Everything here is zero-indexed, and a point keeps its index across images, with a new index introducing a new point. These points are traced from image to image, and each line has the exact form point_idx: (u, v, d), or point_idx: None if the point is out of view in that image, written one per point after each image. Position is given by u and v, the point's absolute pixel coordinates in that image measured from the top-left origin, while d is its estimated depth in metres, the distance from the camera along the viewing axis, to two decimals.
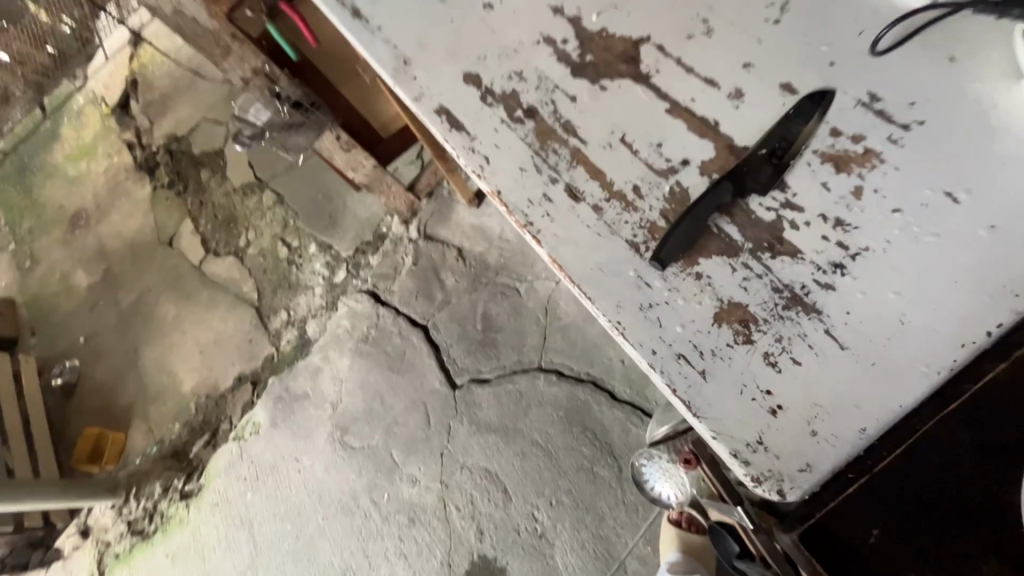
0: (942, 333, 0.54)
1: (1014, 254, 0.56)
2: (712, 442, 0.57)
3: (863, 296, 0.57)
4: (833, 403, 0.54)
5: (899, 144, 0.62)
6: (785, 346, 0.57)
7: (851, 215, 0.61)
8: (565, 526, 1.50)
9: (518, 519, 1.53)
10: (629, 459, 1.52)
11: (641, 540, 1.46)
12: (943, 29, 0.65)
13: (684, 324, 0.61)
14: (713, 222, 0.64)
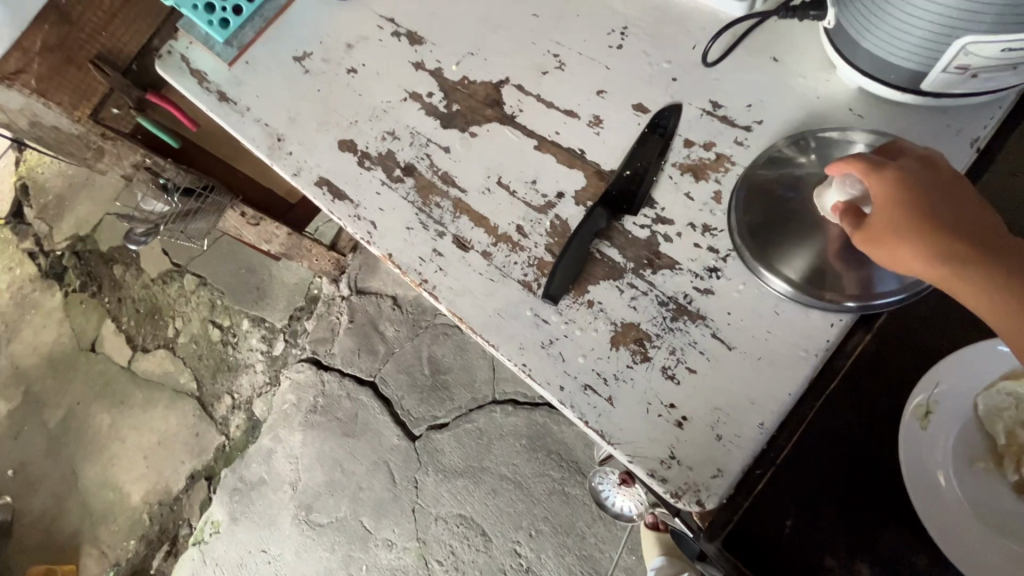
0: (813, 316, 0.57)
1: None
2: (630, 465, 0.57)
3: (740, 294, 0.60)
4: (731, 404, 0.56)
5: (745, 145, 0.66)
6: (679, 357, 0.59)
7: (715, 219, 0.64)
8: (549, 555, 1.48)
9: (501, 559, 1.50)
10: None
11: (625, 552, 1.46)
12: (763, 32, 0.71)
13: (585, 354, 0.62)
14: (595, 247, 0.66)
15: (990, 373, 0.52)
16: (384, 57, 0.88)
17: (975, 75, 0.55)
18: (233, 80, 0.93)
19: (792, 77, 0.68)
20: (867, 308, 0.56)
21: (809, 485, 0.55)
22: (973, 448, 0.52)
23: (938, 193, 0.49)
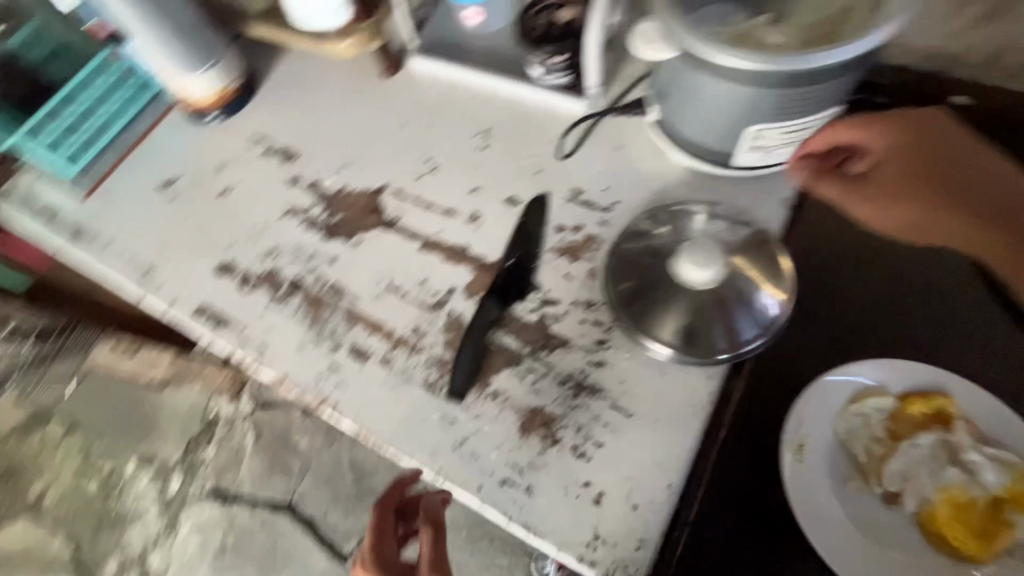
0: (694, 371, 0.62)
1: None
2: (560, 555, 0.57)
3: (628, 362, 0.64)
4: (640, 470, 0.59)
5: (608, 224, 0.74)
6: (585, 434, 0.61)
7: (595, 295, 0.69)
8: None
9: None
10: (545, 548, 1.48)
11: None
12: (606, 125, 0.80)
13: (498, 448, 0.62)
14: (491, 338, 0.68)
15: (842, 393, 0.56)
16: (259, 176, 0.88)
17: (766, 152, 0.66)
18: (91, 215, 0.88)
19: (636, 161, 0.77)
20: (740, 353, 0.61)
21: (730, 540, 0.55)
22: (844, 467, 0.54)
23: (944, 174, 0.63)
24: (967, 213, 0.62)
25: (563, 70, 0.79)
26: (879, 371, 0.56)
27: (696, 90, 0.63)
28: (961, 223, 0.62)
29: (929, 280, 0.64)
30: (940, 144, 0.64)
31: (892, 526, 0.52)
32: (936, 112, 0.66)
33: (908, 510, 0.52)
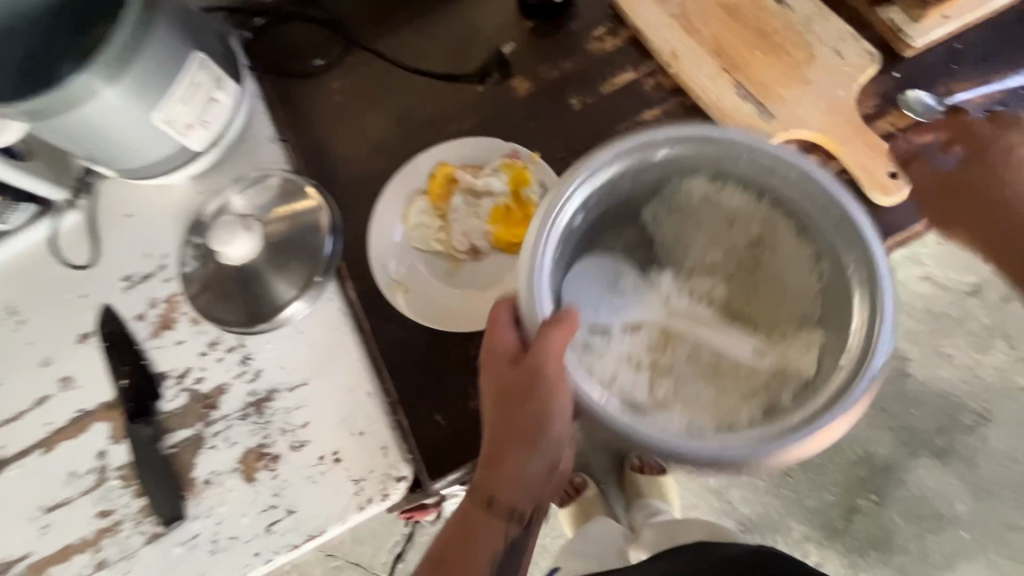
0: (318, 307, 0.67)
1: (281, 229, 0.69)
2: (351, 524, 0.59)
3: (273, 349, 0.66)
4: (343, 407, 0.61)
5: (172, 276, 0.72)
6: (290, 428, 0.62)
7: (211, 333, 0.69)
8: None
9: None
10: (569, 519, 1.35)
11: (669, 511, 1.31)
12: (105, 208, 0.77)
13: (244, 510, 0.61)
14: (167, 447, 0.65)
15: (395, 222, 0.65)
16: None
17: (205, 122, 0.68)
18: None
19: (152, 212, 0.75)
20: (328, 263, 0.67)
21: (430, 377, 0.61)
22: (439, 264, 0.64)
23: (716, 43, 0.64)
24: (807, 69, 0.61)
25: (12, 207, 0.72)
26: (399, 188, 0.65)
27: (111, 141, 0.63)
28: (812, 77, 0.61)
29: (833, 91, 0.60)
30: (704, 44, 0.64)
31: (492, 268, 0.63)
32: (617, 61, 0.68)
33: (489, 249, 0.63)
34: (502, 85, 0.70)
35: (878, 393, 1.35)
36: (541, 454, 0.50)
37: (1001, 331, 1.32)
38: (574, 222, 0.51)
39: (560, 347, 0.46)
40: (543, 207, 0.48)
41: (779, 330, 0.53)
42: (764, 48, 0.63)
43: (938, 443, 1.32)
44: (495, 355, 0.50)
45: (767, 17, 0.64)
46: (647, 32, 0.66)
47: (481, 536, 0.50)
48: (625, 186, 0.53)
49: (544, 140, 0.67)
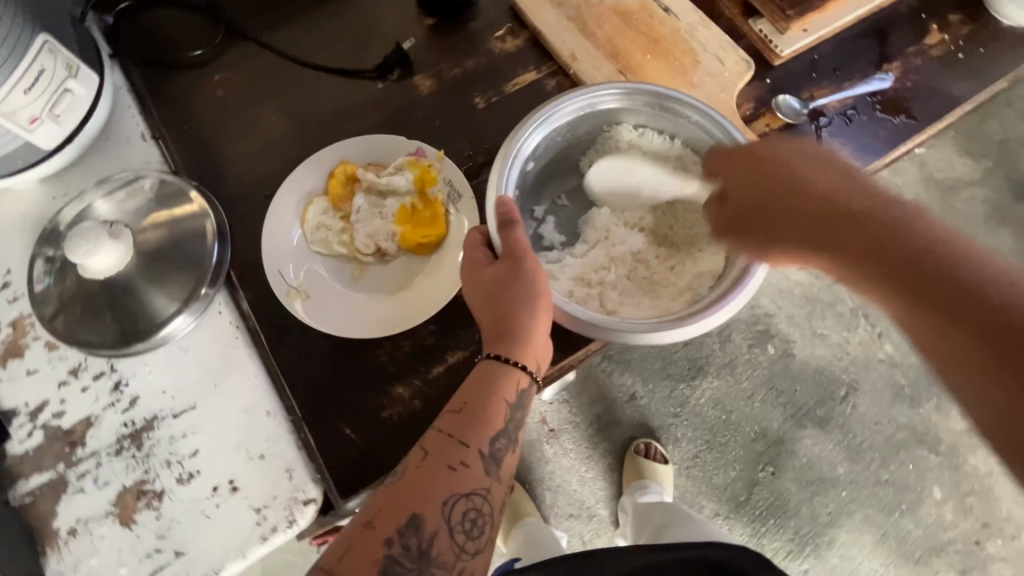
0: (205, 322, 0.60)
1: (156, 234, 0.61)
2: (252, 559, 0.53)
3: (152, 372, 0.59)
4: (237, 430, 0.56)
5: (19, 297, 0.61)
6: (176, 460, 0.55)
7: (73, 359, 0.59)
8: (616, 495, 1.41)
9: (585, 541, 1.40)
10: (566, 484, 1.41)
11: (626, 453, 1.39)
12: None
13: (121, 560, 0.53)
14: (19, 496, 0.55)
15: (291, 226, 0.60)
16: None
17: (55, 115, 0.59)
18: None
19: None
20: (217, 271, 0.60)
21: (338, 388, 0.57)
22: (344, 268, 0.60)
23: (611, 45, 0.67)
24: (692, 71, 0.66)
25: None
26: (295, 187, 0.61)
27: None
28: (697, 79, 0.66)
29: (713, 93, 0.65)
30: (601, 46, 0.67)
31: (401, 270, 0.60)
32: (520, 61, 0.69)
33: (396, 251, 0.61)
34: (405, 82, 0.68)
35: (768, 373, 1.50)
36: (530, 351, 0.53)
37: (862, 311, 1.53)
38: (527, 166, 0.61)
39: (524, 240, 0.54)
40: (521, 125, 0.57)
41: (687, 246, 0.63)
42: (654, 52, 0.67)
43: (818, 414, 1.48)
44: (472, 260, 0.55)
45: (656, 22, 0.68)
46: (548, 35, 0.68)
47: (476, 425, 0.48)
48: (563, 138, 0.63)
49: (449, 138, 0.66)
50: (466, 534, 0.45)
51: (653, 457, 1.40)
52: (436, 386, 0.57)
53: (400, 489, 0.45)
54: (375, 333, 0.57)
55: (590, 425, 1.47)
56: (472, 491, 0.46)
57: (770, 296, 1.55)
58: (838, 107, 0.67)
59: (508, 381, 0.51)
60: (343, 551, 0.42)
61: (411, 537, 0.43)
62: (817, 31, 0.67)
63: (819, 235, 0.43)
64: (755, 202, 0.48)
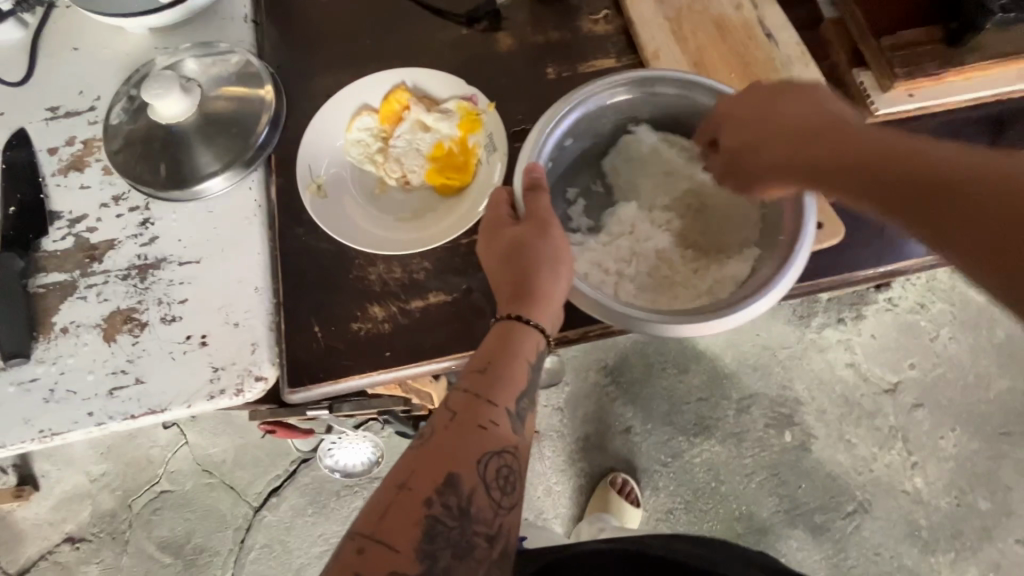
0: (235, 191, 0.64)
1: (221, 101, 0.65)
2: (196, 411, 0.57)
3: (177, 220, 0.64)
4: (226, 295, 0.59)
5: (98, 121, 0.68)
6: (166, 302, 0.60)
7: (119, 187, 0.65)
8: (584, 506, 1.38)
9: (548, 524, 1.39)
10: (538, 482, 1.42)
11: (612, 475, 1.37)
12: (51, 32, 0.72)
13: (93, 369, 0.58)
14: (35, 286, 0.61)
15: (336, 132, 0.63)
16: None
17: None
18: None
19: (100, 51, 0.71)
20: (260, 150, 0.64)
21: (322, 288, 0.59)
22: (368, 181, 0.62)
23: (698, 54, 0.65)
24: None
25: None
26: (350, 96, 0.63)
27: None
28: None
29: None
30: (688, 53, 0.65)
31: (419, 199, 0.62)
32: (604, 46, 0.68)
33: (419, 183, 0.62)
34: (488, 36, 0.69)
35: (775, 459, 1.39)
36: (551, 309, 0.49)
37: (902, 433, 1.39)
38: (565, 142, 0.60)
39: (550, 204, 0.51)
40: (550, 114, 0.57)
41: (715, 252, 0.59)
42: (740, 74, 0.64)
43: (816, 520, 1.35)
44: (494, 220, 0.52)
45: (753, 46, 0.65)
46: (639, 28, 0.67)
47: (502, 384, 0.45)
48: (603, 124, 0.62)
49: (508, 97, 0.66)
50: (502, 490, 0.42)
51: (625, 496, 1.34)
52: (410, 317, 0.58)
53: (429, 451, 0.42)
54: (411, 250, 0.59)
55: (575, 441, 1.43)
56: (503, 448, 0.43)
57: (806, 382, 1.43)
58: None
59: (530, 340, 0.47)
60: (379, 511, 0.39)
61: (451, 496, 0.40)
62: (924, 100, 0.61)
63: (827, 154, 0.43)
64: (766, 141, 0.48)
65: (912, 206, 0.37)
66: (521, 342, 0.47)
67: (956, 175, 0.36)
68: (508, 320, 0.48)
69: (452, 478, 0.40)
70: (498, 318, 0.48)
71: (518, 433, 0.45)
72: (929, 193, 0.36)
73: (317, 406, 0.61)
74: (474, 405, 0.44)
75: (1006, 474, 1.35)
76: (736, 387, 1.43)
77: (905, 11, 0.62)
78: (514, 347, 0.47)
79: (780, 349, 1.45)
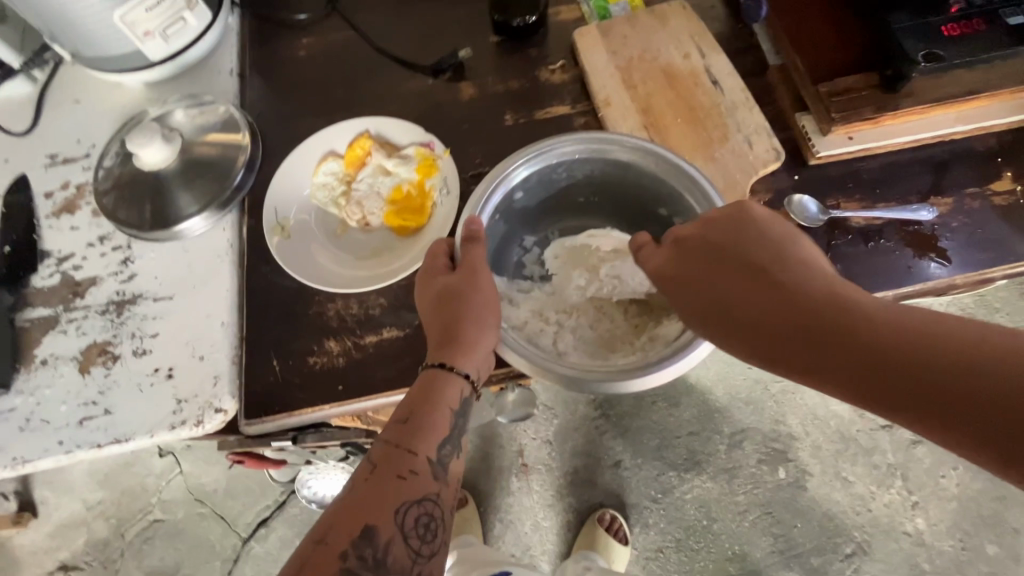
0: (209, 232, 0.69)
1: (200, 147, 0.70)
2: (158, 441, 0.59)
3: (155, 259, 0.68)
4: (193, 329, 0.63)
5: (91, 167, 0.74)
6: (138, 336, 0.64)
7: (105, 228, 0.70)
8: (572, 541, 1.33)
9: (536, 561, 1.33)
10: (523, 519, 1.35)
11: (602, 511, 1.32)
12: (57, 88, 0.79)
13: (66, 400, 0.61)
14: (21, 320, 0.65)
15: (303, 178, 0.68)
16: None
17: (166, 35, 0.71)
18: None
19: (98, 104, 0.78)
20: (235, 194, 0.69)
21: (282, 323, 0.62)
22: (331, 225, 0.67)
23: (646, 101, 0.68)
24: (716, 146, 0.66)
25: None
26: (318, 146, 0.68)
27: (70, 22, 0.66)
28: (717, 153, 0.65)
29: (729, 172, 0.64)
30: (637, 100, 0.69)
31: (378, 241, 0.66)
32: (560, 94, 0.72)
33: (379, 224, 0.66)
34: (451, 86, 0.74)
35: (769, 497, 1.33)
36: (477, 358, 0.51)
37: (901, 471, 1.33)
38: (515, 195, 0.62)
39: (485, 257, 0.54)
40: (483, 183, 0.58)
41: (660, 309, 0.61)
42: (686, 119, 0.67)
43: (812, 563, 1.28)
44: (430, 268, 0.55)
45: (699, 92, 0.68)
46: (592, 75, 0.70)
47: (424, 433, 0.47)
48: (558, 178, 0.63)
49: (467, 142, 0.70)
50: (421, 539, 0.44)
51: (613, 534, 1.28)
52: (363, 352, 0.60)
53: (349, 503, 0.43)
54: (364, 291, 0.62)
55: (563, 475, 1.38)
56: (424, 497, 0.45)
57: (800, 417, 1.38)
58: (860, 224, 0.63)
59: (454, 387, 0.50)
60: (295, 565, 0.40)
61: (366, 548, 0.41)
62: (863, 142, 0.63)
63: (784, 338, 0.41)
64: (719, 316, 0.46)
65: (897, 406, 0.36)
66: (449, 392, 0.49)
67: (927, 364, 0.36)
68: (435, 367, 0.50)
69: (369, 528, 0.42)
70: (425, 364, 0.51)
71: (441, 480, 0.47)
72: (916, 395, 0.35)
73: (281, 435, 0.62)
74: (397, 454, 0.45)
75: (1013, 515, 1.29)
76: (728, 421, 1.38)
77: (842, 58, 0.65)
78: (439, 397, 0.49)
79: (772, 383, 1.40)
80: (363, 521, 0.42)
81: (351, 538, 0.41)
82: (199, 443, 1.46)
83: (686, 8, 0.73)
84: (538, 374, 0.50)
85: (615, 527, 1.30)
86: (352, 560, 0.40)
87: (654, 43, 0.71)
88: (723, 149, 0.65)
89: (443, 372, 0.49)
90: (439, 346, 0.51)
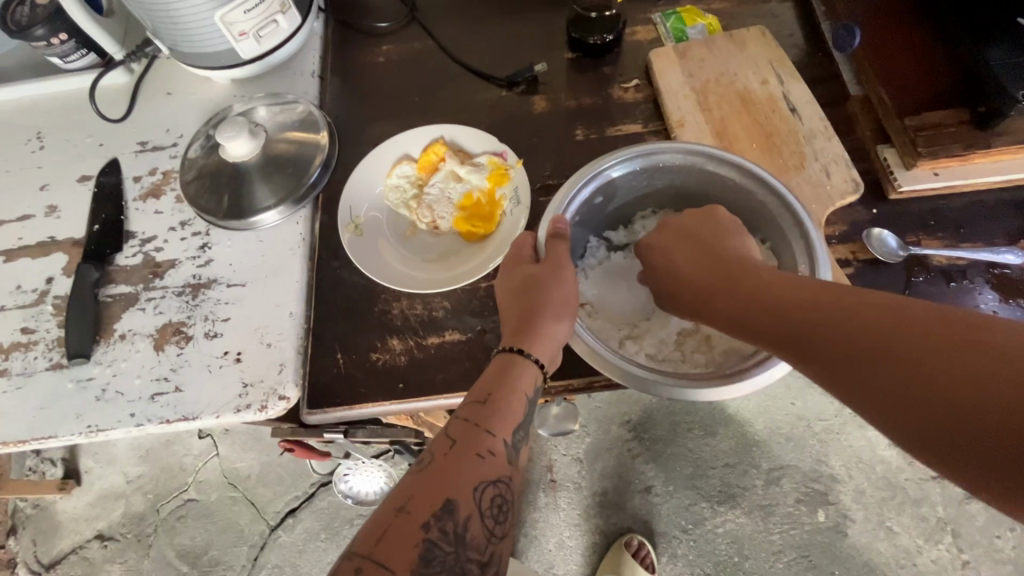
0: (283, 224, 0.71)
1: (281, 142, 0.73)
2: (222, 422, 0.61)
3: (231, 246, 0.71)
4: (264, 317, 0.65)
5: (177, 156, 0.78)
6: (211, 319, 0.66)
7: (185, 214, 0.74)
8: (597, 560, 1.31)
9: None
10: (547, 535, 1.33)
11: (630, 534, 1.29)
12: (152, 79, 0.84)
13: (140, 374, 0.64)
14: (104, 295, 0.69)
15: (378, 178, 0.70)
16: None
17: (258, 38, 0.75)
18: None
19: (188, 98, 0.82)
20: (312, 189, 0.72)
21: (348, 317, 0.64)
22: (403, 223, 0.69)
23: (722, 123, 0.68)
24: (790, 172, 0.65)
25: (75, 49, 0.79)
26: (395, 147, 0.71)
27: (174, 20, 0.70)
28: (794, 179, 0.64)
29: (802, 199, 0.63)
30: (712, 122, 0.68)
31: (445, 245, 0.67)
32: (632, 113, 0.72)
33: (448, 229, 0.68)
34: (524, 98, 0.75)
35: (807, 539, 1.27)
36: (550, 349, 0.51)
37: (951, 526, 1.25)
38: (594, 199, 0.62)
39: (568, 253, 0.54)
40: (563, 187, 0.58)
41: None
42: (761, 144, 0.66)
43: None
44: (513, 259, 0.56)
45: (776, 118, 0.67)
46: (667, 94, 0.70)
47: (500, 415, 0.47)
48: (635, 185, 0.64)
49: (537, 154, 0.71)
50: (495, 519, 0.43)
51: (640, 560, 1.24)
52: (426, 351, 0.61)
53: (429, 476, 0.42)
54: (431, 291, 0.63)
55: (592, 496, 1.35)
56: (499, 478, 0.44)
57: (843, 458, 1.32)
58: (942, 262, 0.60)
59: (527, 374, 0.50)
60: (378, 532, 0.39)
61: (448, 522, 0.41)
62: (949, 178, 0.62)
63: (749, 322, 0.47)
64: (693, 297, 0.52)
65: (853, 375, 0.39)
66: (524, 377, 0.49)
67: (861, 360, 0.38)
68: (510, 353, 0.50)
69: (448, 503, 0.41)
70: (500, 349, 0.51)
71: (513, 464, 0.46)
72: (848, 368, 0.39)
73: (335, 427, 0.62)
74: (475, 433, 0.45)
75: None
76: (767, 457, 1.34)
77: (928, 94, 0.63)
78: (514, 381, 0.49)
79: (816, 421, 1.35)
80: (443, 495, 0.41)
81: (431, 510, 0.41)
82: (236, 428, 1.50)
83: (765, 34, 0.72)
84: (605, 367, 0.50)
85: (645, 550, 1.26)
86: (433, 532, 0.40)
87: (731, 66, 0.71)
88: (798, 176, 0.64)
89: (520, 358, 0.50)
90: (516, 334, 0.51)
